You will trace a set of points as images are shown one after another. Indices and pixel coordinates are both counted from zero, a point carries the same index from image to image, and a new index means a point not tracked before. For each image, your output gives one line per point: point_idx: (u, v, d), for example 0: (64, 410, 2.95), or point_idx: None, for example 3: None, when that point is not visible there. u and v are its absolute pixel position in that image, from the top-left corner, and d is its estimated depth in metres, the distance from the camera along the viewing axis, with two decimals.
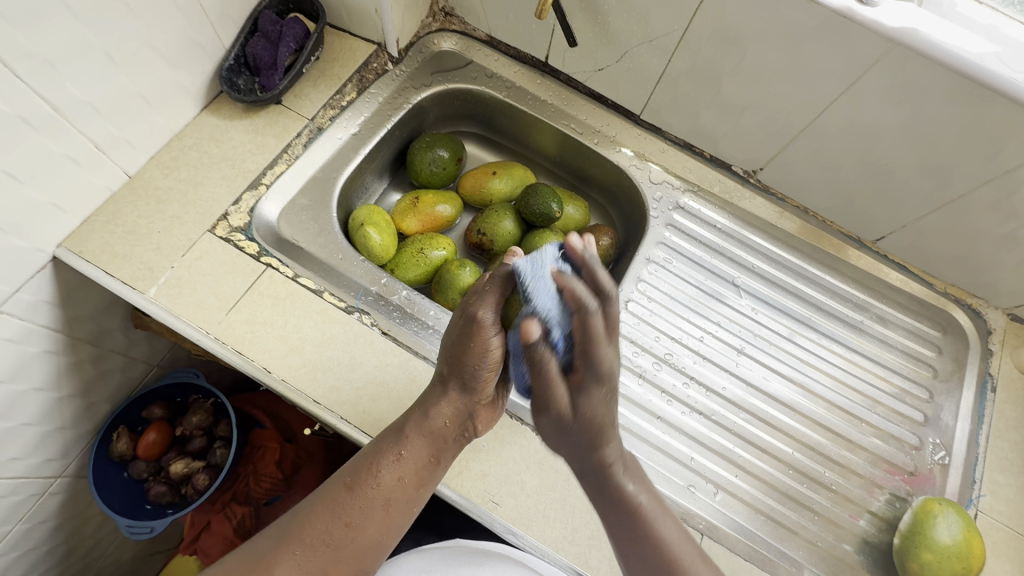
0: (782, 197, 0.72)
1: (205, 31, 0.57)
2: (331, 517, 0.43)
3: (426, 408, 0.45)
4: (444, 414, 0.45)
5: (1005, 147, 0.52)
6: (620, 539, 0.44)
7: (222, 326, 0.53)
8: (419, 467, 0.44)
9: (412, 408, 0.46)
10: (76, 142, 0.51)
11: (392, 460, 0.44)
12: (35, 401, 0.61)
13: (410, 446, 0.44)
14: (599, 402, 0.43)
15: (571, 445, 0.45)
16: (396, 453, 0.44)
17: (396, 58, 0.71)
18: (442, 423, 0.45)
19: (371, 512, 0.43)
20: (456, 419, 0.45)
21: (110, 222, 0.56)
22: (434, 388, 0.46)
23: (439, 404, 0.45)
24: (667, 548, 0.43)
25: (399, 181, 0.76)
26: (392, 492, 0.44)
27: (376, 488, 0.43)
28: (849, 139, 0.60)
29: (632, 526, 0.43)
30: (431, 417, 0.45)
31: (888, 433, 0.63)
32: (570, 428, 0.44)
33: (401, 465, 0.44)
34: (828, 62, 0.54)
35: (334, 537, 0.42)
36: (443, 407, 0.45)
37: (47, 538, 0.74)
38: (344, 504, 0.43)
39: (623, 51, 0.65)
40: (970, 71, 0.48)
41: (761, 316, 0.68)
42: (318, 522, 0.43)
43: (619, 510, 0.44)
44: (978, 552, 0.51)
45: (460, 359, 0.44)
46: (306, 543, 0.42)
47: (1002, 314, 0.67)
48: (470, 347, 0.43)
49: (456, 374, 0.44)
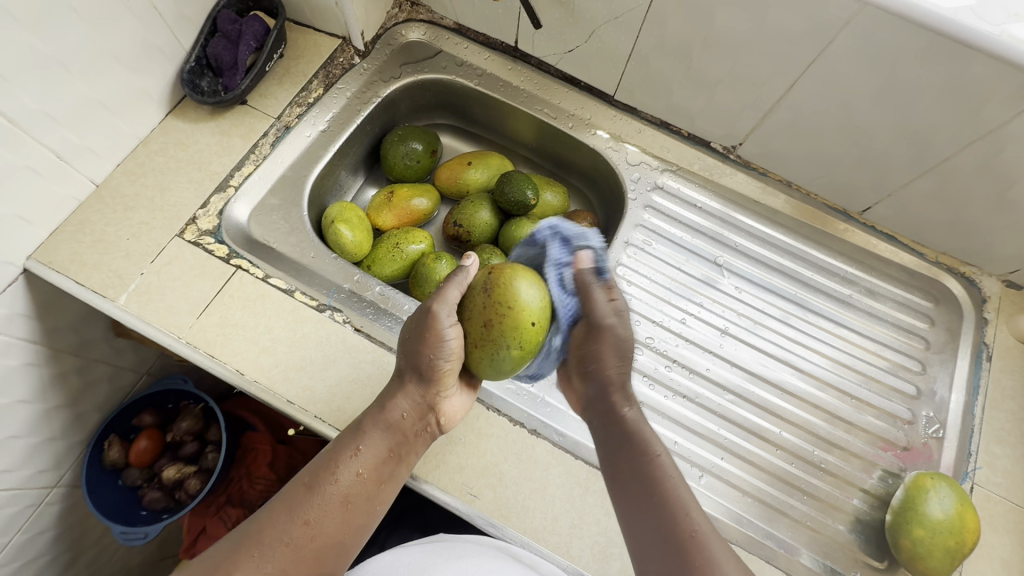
0: (764, 171, 0.70)
1: (163, 33, 0.57)
2: (289, 516, 0.41)
3: (383, 405, 0.46)
4: (404, 409, 0.46)
5: (987, 104, 0.50)
6: (634, 511, 0.42)
7: (193, 330, 0.53)
8: (379, 462, 0.44)
9: (369, 408, 0.47)
10: (36, 152, 0.50)
11: (351, 455, 0.44)
12: (21, 413, 0.62)
13: (368, 439, 0.44)
14: (610, 357, 0.51)
15: (598, 412, 0.50)
16: (354, 448, 0.44)
17: (363, 51, 0.70)
18: (399, 416, 0.46)
19: (330, 510, 0.42)
20: (415, 413, 0.46)
21: (78, 232, 0.56)
22: (392, 385, 0.47)
23: (398, 399, 0.46)
24: (677, 503, 0.41)
25: (376, 177, 0.75)
26: (353, 489, 0.43)
27: (336, 485, 0.43)
28: (828, 107, 0.58)
29: (641, 483, 0.43)
30: (390, 410, 0.45)
31: (882, 409, 0.61)
32: (594, 386, 0.51)
33: (360, 460, 0.44)
34: (796, 29, 0.53)
35: (293, 537, 0.40)
36: (401, 400, 0.46)
37: (48, 548, 0.75)
38: (302, 501, 0.42)
39: (590, 31, 0.63)
40: (942, 27, 0.46)
41: (745, 295, 0.66)
42: (276, 523, 0.41)
43: (636, 464, 0.44)
44: (972, 526, 0.50)
45: (415, 353, 0.46)
46: (265, 545, 0.40)
47: (996, 281, 0.65)
48: (425, 341, 0.45)
49: (413, 366, 0.46)
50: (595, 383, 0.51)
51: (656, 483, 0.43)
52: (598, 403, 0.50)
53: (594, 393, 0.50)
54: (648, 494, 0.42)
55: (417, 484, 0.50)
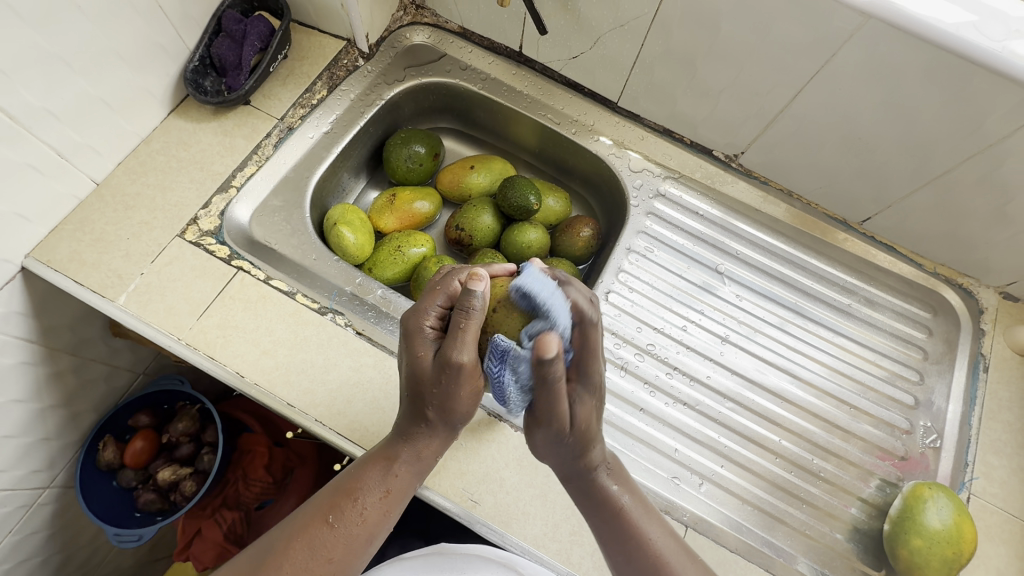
0: (765, 180, 0.70)
1: (167, 32, 0.57)
2: (311, 553, 0.38)
3: (411, 446, 0.42)
4: (432, 450, 0.43)
5: (985, 120, 0.50)
6: (609, 546, 0.42)
7: (193, 331, 0.53)
8: (406, 498, 0.42)
9: (392, 442, 0.42)
10: (36, 150, 0.50)
11: (379, 496, 0.40)
12: (15, 412, 0.61)
13: (399, 481, 0.41)
14: (588, 412, 0.40)
15: (557, 454, 0.42)
16: (384, 488, 0.41)
17: (367, 53, 0.70)
18: (430, 456, 0.43)
19: (356, 549, 0.39)
20: (441, 450, 0.43)
21: (78, 231, 0.55)
22: (414, 423, 0.42)
23: (428, 441, 0.42)
24: (654, 550, 0.41)
25: (378, 179, 0.75)
26: (379, 529, 0.40)
27: (362, 524, 0.39)
28: (831, 120, 0.59)
29: (614, 529, 0.42)
30: (421, 451, 0.42)
31: (880, 418, 0.61)
32: (565, 442, 0.41)
33: (388, 501, 0.41)
34: (800, 41, 0.53)
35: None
36: (431, 444, 0.42)
37: (40, 549, 0.74)
38: (326, 540, 0.39)
39: (595, 38, 0.64)
40: (944, 42, 0.47)
41: (746, 304, 0.66)
42: (296, 560, 0.38)
43: (605, 514, 0.43)
44: (970, 537, 0.50)
45: (449, 402, 0.40)
46: None
47: (994, 292, 0.65)
48: (458, 394, 0.40)
49: (444, 415, 0.41)
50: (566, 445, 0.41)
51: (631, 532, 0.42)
52: (567, 455, 0.42)
53: (550, 440, 0.41)
54: (624, 543, 0.42)
55: (421, 491, 0.49)
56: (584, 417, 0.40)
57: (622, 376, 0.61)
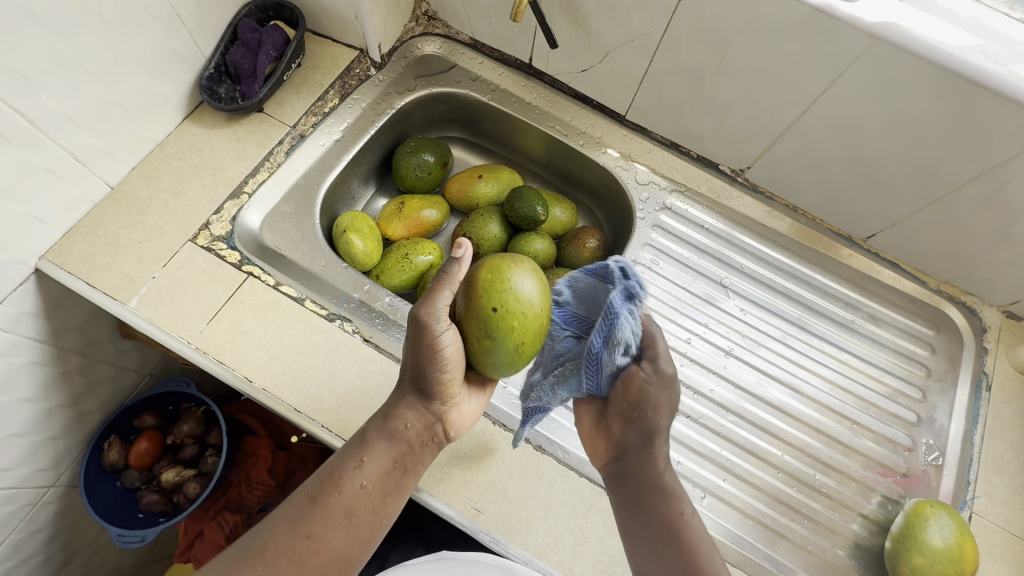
0: (770, 195, 0.71)
1: (184, 40, 0.58)
2: (293, 530, 0.42)
3: (388, 415, 0.46)
4: (407, 421, 0.46)
5: (990, 142, 0.51)
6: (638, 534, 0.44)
7: (203, 335, 0.54)
8: (383, 474, 0.44)
9: (375, 416, 0.47)
10: (55, 154, 0.51)
11: (354, 467, 0.44)
12: (23, 412, 0.61)
13: (372, 451, 0.44)
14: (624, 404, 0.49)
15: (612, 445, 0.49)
16: (358, 459, 0.44)
17: (379, 63, 0.71)
18: (403, 427, 0.45)
19: (333, 523, 0.42)
20: (420, 423, 0.46)
21: (91, 233, 0.56)
22: (396, 395, 0.47)
23: (402, 411, 0.46)
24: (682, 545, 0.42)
25: (386, 187, 0.76)
26: (356, 501, 0.43)
27: (338, 497, 0.43)
28: (836, 138, 0.59)
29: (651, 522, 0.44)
30: (391, 421, 0.45)
31: (882, 435, 0.62)
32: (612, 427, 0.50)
33: (364, 471, 0.44)
34: (808, 61, 0.54)
35: (296, 551, 0.41)
36: (405, 412, 0.46)
37: (42, 547, 0.75)
38: (306, 515, 0.42)
39: (605, 52, 0.65)
40: (950, 65, 0.47)
41: (749, 317, 0.67)
42: (281, 536, 0.42)
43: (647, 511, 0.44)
44: (971, 555, 0.50)
45: (418, 365, 0.45)
46: (269, 557, 0.41)
47: (997, 311, 0.66)
48: (423, 353, 0.44)
49: (417, 380, 0.45)
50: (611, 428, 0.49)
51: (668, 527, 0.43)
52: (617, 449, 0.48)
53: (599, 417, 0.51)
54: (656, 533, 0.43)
55: (423, 498, 0.50)
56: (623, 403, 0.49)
57: None
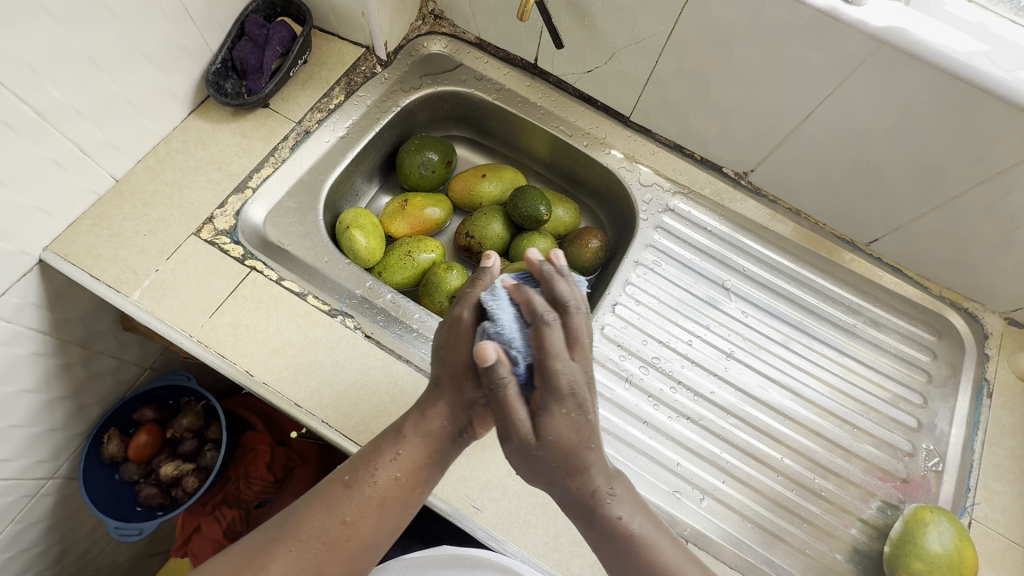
0: (774, 199, 0.71)
1: (192, 34, 0.58)
2: (328, 514, 0.42)
3: (424, 409, 0.45)
4: (443, 418, 0.44)
5: (995, 148, 0.51)
6: (612, 564, 0.41)
7: (205, 329, 0.54)
8: (416, 468, 0.44)
9: (411, 408, 0.46)
10: (61, 146, 0.51)
11: (389, 458, 0.43)
12: (24, 403, 0.61)
13: (407, 444, 0.43)
14: (564, 424, 0.39)
15: (539, 473, 0.40)
16: (393, 451, 0.43)
17: (385, 61, 0.71)
18: (439, 424, 0.44)
19: (366, 512, 0.42)
20: (455, 422, 0.44)
21: (96, 225, 0.56)
22: (433, 389, 0.45)
23: (437, 406, 0.44)
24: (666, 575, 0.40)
25: (390, 184, 0.76)
26: (389, 493, 0.43)
27: (372, 487, 0.43)
28: (840, 140, 0.59)
29: (618, 553, 0.40)
30: (428, 417, 0.44)
31: (883, 440, 0.61)
32: (538, 455, 0.39)
33: (398, 464, 0.43)
34: (815, 64, 0.54)
35: (331, 535, 0.42)
36: (441, 407, 0.44)
37: (40, 539, 0.75)
38: (341, 502, 0.42)
39: (611, 53, 0.65)
40: (956, 70, 0.47)
41: (751, 320, 0.67)
42: (315, 520, 0.42)
43: (612, 540, 0.40)
44: (971, 561, 0.50)
45: (454, 360, 0.44)
46: (303, 539, 0.42)
47: (999, 318, 0.66)
48: (459, 349, 0.43)
49: (452, 376, 0.44)
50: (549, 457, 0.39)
51: (638, 558, 0.40)
52: (552, 473, 0.40)
53: (524, 454, 0.40)
54: (630, 562, 0.40)
55: None
56: (557, 429, 0.38)
57: (627, 388, 0.61)
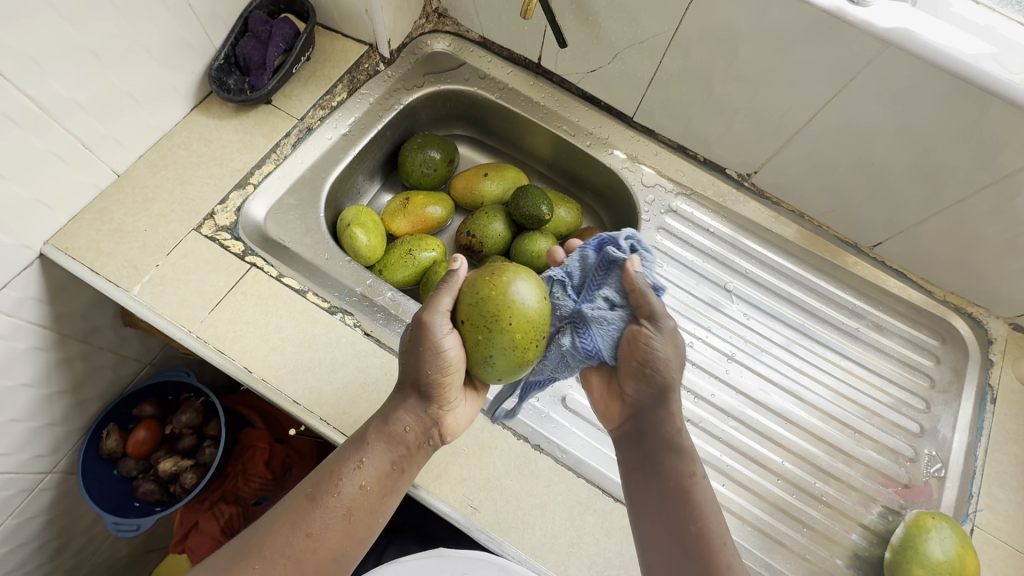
0: (777, 200, 0.70)
1: (195, 30, 0.58)
2: (292, 529, 0.42)
3: (387, 415, 0.45)
4: (407, 424, 0.45)
5: (1002, 150, 0.50)
6: (659, 528, 0.43)
7: (204, 325, 0.54)
8: (382, 476, 0.44)
9: (375, 414, 0.46)
10: (63, 140, 0.51)
11: (353, 467, 0.44)
12: (22, 397, 0.61)
13: (371, 452, 0.44)
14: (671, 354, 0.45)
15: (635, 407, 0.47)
16: (357, 460, 0.44)
17: (388, 58, 0.71)
18: (403, 429, 0.45)
19: (332, 523, 0.42)
20: (417, 427, 0.45)
21: (97, 220, 0.56)
22: (397, 395, 0.46)
23: (401, 412, 0.45)
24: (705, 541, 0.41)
25: (392, 183, 0.76)
26: (355, 501, 0.43)
27: (338, 497, 0.43)
28: (845, 142, 0.59)
29: (669, 510, 0.43)
30: (391, 423, 0.45)
31: (884, 445, 0.61)
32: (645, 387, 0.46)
33: (362, 472, 0.44)
34: (820, 64, 0.53)
35: (295, 550, 0.41)
36: (404, 414, 0.45)
37: (38, 534, 0.75)
38: (306, 515, 0.42)
39: (614, 53, 0.64)
40: (962, 72, 0.47)
41: (753, 322, 0.66)
42: (279, 535, 0.42)
43: (666, 492, 0.44)
44: (972, 569, 0.50)
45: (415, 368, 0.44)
46: (267, 556, 0.41)
47: (1004, 323, 0.65)
48: (422, 357, 0.43)
49: (415, 383, 0.45)
50: (650, 392, 0.46)
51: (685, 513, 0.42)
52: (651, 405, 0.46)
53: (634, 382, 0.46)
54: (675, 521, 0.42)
55: (420, 494, 0.50)
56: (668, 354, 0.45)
57: None
